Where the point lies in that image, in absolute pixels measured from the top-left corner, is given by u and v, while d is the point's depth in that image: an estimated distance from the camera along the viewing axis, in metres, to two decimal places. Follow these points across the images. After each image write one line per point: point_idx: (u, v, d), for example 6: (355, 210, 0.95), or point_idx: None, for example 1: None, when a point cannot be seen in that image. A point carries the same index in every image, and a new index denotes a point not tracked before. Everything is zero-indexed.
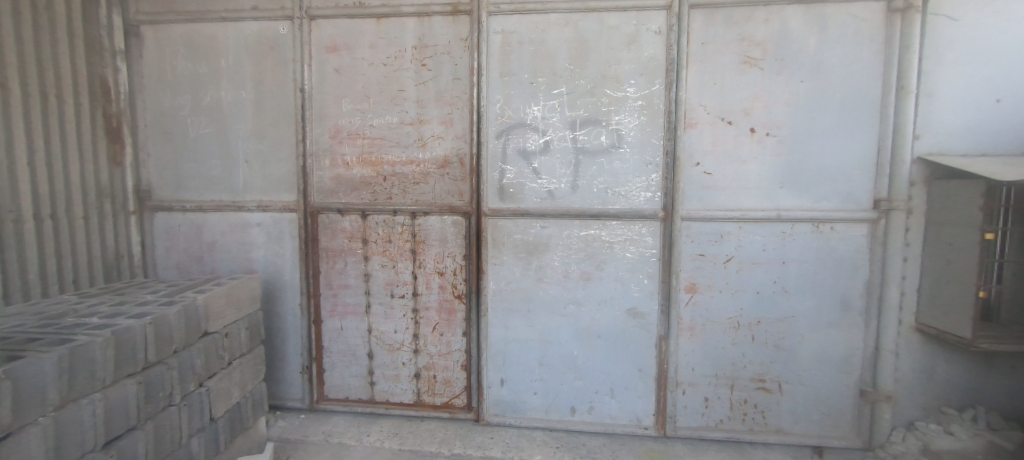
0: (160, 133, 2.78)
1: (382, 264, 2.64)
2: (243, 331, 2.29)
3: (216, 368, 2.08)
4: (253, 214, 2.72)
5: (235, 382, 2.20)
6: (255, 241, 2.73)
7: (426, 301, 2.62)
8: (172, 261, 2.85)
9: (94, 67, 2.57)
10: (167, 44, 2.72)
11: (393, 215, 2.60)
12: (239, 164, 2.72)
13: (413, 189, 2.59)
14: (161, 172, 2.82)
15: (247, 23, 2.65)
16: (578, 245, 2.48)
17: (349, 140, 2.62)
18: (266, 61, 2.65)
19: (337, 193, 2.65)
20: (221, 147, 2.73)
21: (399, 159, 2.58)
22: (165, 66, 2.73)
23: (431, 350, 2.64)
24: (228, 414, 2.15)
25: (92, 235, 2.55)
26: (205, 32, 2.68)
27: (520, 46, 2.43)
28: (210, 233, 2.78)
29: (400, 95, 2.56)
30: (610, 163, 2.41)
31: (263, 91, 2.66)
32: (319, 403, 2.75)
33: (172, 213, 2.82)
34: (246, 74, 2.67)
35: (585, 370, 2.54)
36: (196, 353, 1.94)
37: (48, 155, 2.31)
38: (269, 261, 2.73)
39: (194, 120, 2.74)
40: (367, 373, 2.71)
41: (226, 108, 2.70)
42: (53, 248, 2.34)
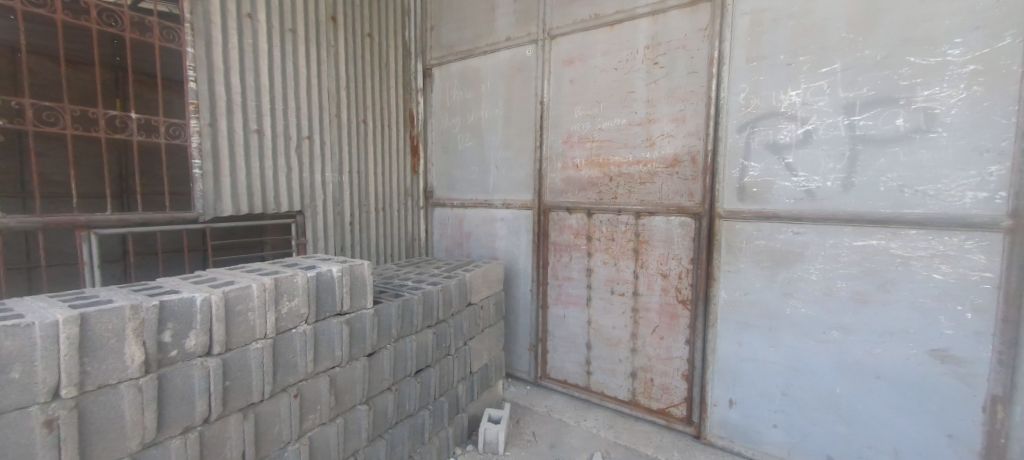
0: (441, 148, 3.65)
1: (604, 261, 2.76)
2: (492, 306, 2.80)
3: (475, 331, 2.60)
4: (499, 210, 3.27)
5: (485, 346, 2.70)
6: (500, 233, 3.28)
7: (647, 301, 2.60)
8: (443, 245, 3.71)
9: (407, 103, 3.61)
10: (448, 79, 3.54)
11: (617, 214, 2.68)
12: (491, 169, 3.32)
13: (639, 189, 2.60)
14: (440, 177, 3.68)
15: (502, 52, 3.19)
16: (849, 257, 1.99)
17: (579, 144, 2.83)
18: (515, 81, 3.13)
19: (566, 193, 2.91)
20: (479, 156, 3.39)
21: (626, 160, 2.64)
22: (446, 96, 3.57)
23: (649, 352, 2.61)
24: (480, 370, 2.67)
25: (400, 223, 3.59)
26: (473, 65, 3.37)
27: (776, 23, 2.11)
28: (469, 224, 3.49)
29: (631, 97, 2.60)
30: (911, 152, 1.84)
31: (512, 107, 3.16)
32: (542, 379, 3.11)
33: (446, 208, 3.66)
34: (499, 95, 3.23)
35: (851, 415, 2.03)
36: (465, 317, 2.47)
37: (382, 167, 3.38)
38: (509, 250, 3.23)
39: (462, 136, 3.48)
40: (585, 361, 2.89)
41: (484, 124, 3.33)
42: (382, 230, 3.40)
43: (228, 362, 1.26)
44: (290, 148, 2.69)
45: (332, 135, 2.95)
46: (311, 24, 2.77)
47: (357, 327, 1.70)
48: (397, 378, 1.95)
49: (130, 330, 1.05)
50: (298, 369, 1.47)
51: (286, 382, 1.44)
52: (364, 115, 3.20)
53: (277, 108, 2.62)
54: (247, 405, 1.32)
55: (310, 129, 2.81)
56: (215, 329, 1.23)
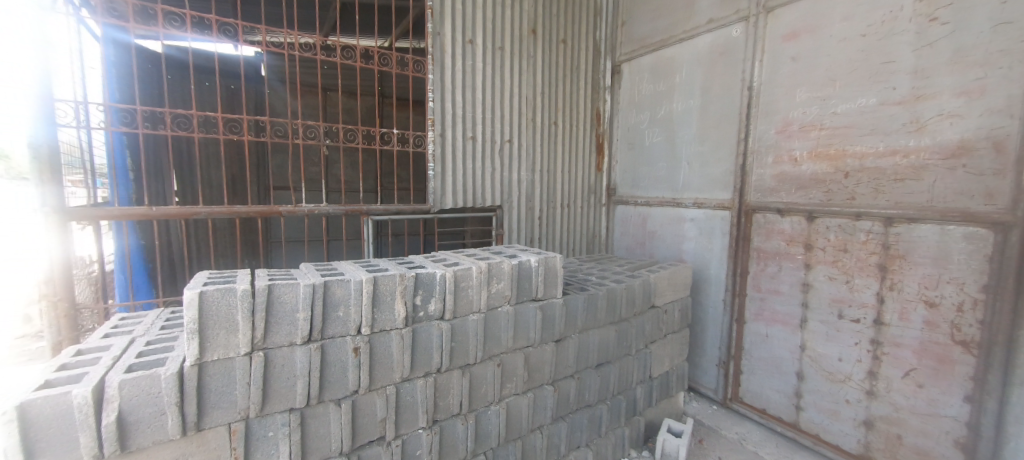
0: (627, 144, 3.54)
1: (828, 276, 2.25)
2: (677, 312, 2.63)
3: (658, 335, 2.49)
4: (690, 209, 2.99)
5: (667, 352, 2.57)
6: (689, 234, 2.99)
7: (898, 334, 2.00)
8: (624, 243, 3.61)
9: (594, 102, 3.68)
10: (639, 73, 3.41)
11: (855, 220, 2.14)
12: (683, 165, 3.04)
13: (892, 188, 2.00)
14: (624, 175, 3.59)
15: (703, 36, 2.88)
16: None
17: (802, 133, 2.34)
18: (716, 67, 2.80)
19: (779, 193, 2.46)
20: (670, 151, 3.14)
21: (874, 151, 2.06)
22: (635, 91, 3.44)
23: (896, 400, 2.02)
24: (660, 377, 2.55)
25: (582, 219, 3.71)
26: (666, 55, 3.17)
27: None
28: (654, 224, 3.29)
29: (886, 69, 2.01)
30: None
31: (711, 96, 2.84)
32: (732, 401, 2.76)
33: (629, 206, 3.55)
34: (696, 84, 2.94)
35: None
36: (648, 319, 2.39)
37: (568, 165, 3.56)
38: (699, 254, 2.93)
39: (651, 130, 3.30)
40: (793, 392, 2.44)
41: (677, 117, 3.09)
42: (565, 225, 3.59)
43: (455, 326, 1.56)
44: (495, 151, 3.11)
45: (528, 138, 3.27)
46: (516, 39, 3.12)
47: (549, 314, 1.85)
48: (579, 368, 2.03)
49: (399, 292, 1.41)
50: (501, 343, 1.71)
51: (492, 352, 1.69)
52: (555, 117, 3.43)
53: (487, 118, 3.05)
54: (465, 365, 1.61)
55: (511, 133, 3.17)
56: (447, 299, 1.54)
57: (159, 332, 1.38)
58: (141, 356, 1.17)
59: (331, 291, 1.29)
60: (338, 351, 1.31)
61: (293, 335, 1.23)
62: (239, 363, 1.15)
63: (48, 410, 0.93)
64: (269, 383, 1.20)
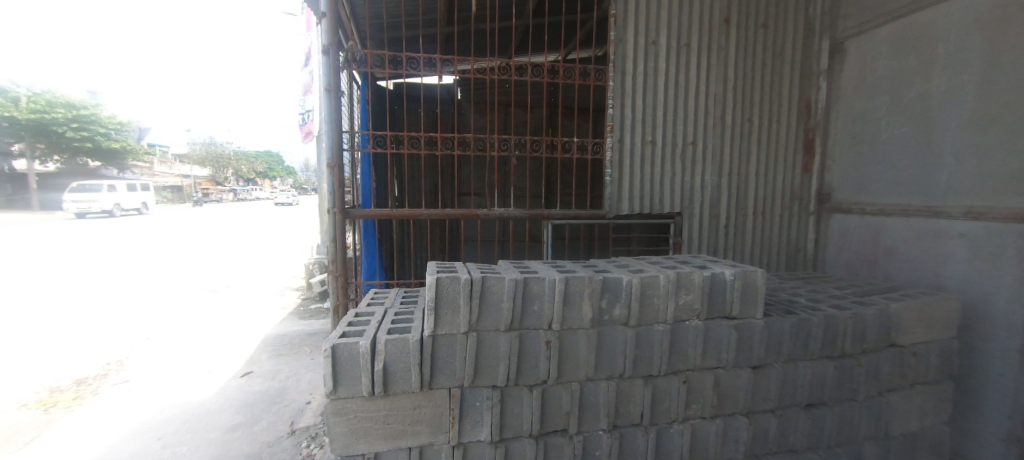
0: (851, 140, 2.84)
1: None
2: (933, 356, 1.99)
3: (899, 383, 1.93)
4: (956, 222, 2.20)
5: (915, 407, 1.97)
6: (955, 254, 2.21)
7: None
8: (843, 261, 2.93)
9: (804, 91, 3.09)
10: (871, 50, 2.69)
11: None
12: (945, 163, 2.26)
13: None
14: (845, 176, 2.89)
15: None
16: None
17: None
18: (1014, 26, 1.96)
19: None
20: (924, 146, 2.36)
21: None
22: (866, 72, 2.73)
23: None
24: (902, 438, 1.97)
25: (783, 229, 3.16)
26: (918, 22, 2.39)
27: None
28: (892, 238, 2.55)
29: None
30: None
31: (1001, 68, 2.01)
32: None
33: (851, 215, 2.86)
34: (972, 53, 2.14)
35: None
36: (884, 359, 1.87)
37: (765, 167, 3.09)
38: (971, 282, 2.13)
39: (892, 120, 2.55)
40: None
41: (936, 101, 2.30)
42: (758, 236, 3.13)
43: (640, 334, 1.54)
44: (676, 155, 2.93)
45: (715, 138, 2.97)
46: (705, 32, 2.88)
47: (746, 335, 1.64)
48: (783, 404, 1.74)
49: (587, 293, 1.47)
50: (688, 359, 1.60)
51: (677, 368, 1.59)
52: (750, 113, 3.02)
53: (668, 120, 2.90)
54: (648, 376, 1.57)
55: (695, 134, 2.94)
56: (633, 305, 1.52)
57: (401, 307, 1.76)
58: (394, 324, 1.53)
59: (529, 287, 1.44)
60: (533, 343, 1.45)
61: (499, 322, 1.41)
62: (460, 339, 1.38)
63: (346, 352, 1.30)
64: (480, 360, 1.41)
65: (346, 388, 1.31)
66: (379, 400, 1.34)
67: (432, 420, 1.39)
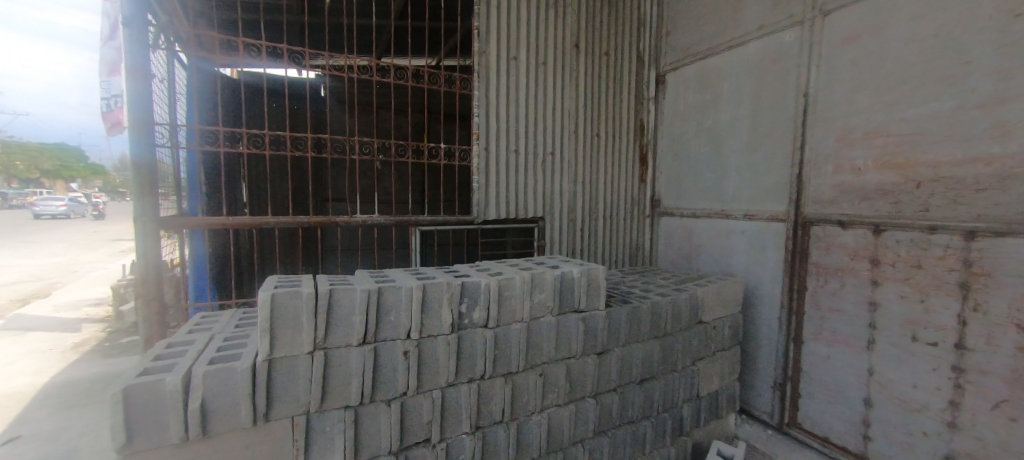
0: (671, 156, 3.45)
1: (900, 295, 2.03)
2: (727, 328, 2.53)
3: (705, 352, 2.41)
4: (739, 222, 2.84)
5: (716, 370, 2.47)
6: (738, 247, 2.85)
7: (984, 362, 1.77)
8: (669, 256, 3.49)
9: (638, 113, 3.64)
10: (683, 84, 3.33)
11: (930, 233, 1.92)
12: (731, 176, 2.91)
13: (972, 199, 1.79)
14: (669, 186, 3.49)
15: (753, 43, 2.75)
16: None
17: (864, 140, 2.16)
18: (769, 73, 2.65)
19: (839, 204, 2.27)
20: (718, 162, 3.01)
21: (950, 158, 1.86)
22: (680, 101, 3.35)
23: (984, 434, 1.78)
24: (709, 397, 2.46)
25: (626, 230, 3.66)
26: (714, 65, 3.04)
27: None
28: (700, 237, 3.16)
29: (962, 70, 1.82)
30: None
31: (762, 104, 2.69)
32: (789, 426, 2.55)
33: (673, 218, 3.45)
34: (745, 93, 2.81)
35: None
36: (694, 334, 2.31)
37: (611, 177, 3.54)
38: (750, 268, 2.77)
39: (698, 141, 3.18)
40: (859, 420, 2.21)
41: (725, 127, 2.96)
42: (607, 238, 3.55)
43: (498, 335, 1.60)
44: (538, 164, 3.16)
45: (570, 150, 3.30)
46: (559, 54, 3.18)
47: (591, 325, 1.85)
48: (623, 381, 2.00)
49: (445, 299, 1.47)
50: (543, 353, 1.72)
51: (534, 362, 1.70)
52: (597, 129, 3.43)
53: (530, 131, 3.11)
54: (507, 373, 1.64)
55: (554, 146, 3.22)
56: (492, 308, 1.58)
57: (233, 330, 1.51)
58: (220, 351, 1.31)
59: (384, 297, 1.38)
60: (389, 355, 1.39)
61: (350, 338, 1.32)
62: (303, 360, 1.25)
63: (146, 393, 1.07)
64: (328, 380, 1.30)
65: (146, 438, 1.07)
66: (197, 444, 1.13)
67: (269, 457, 1.23)
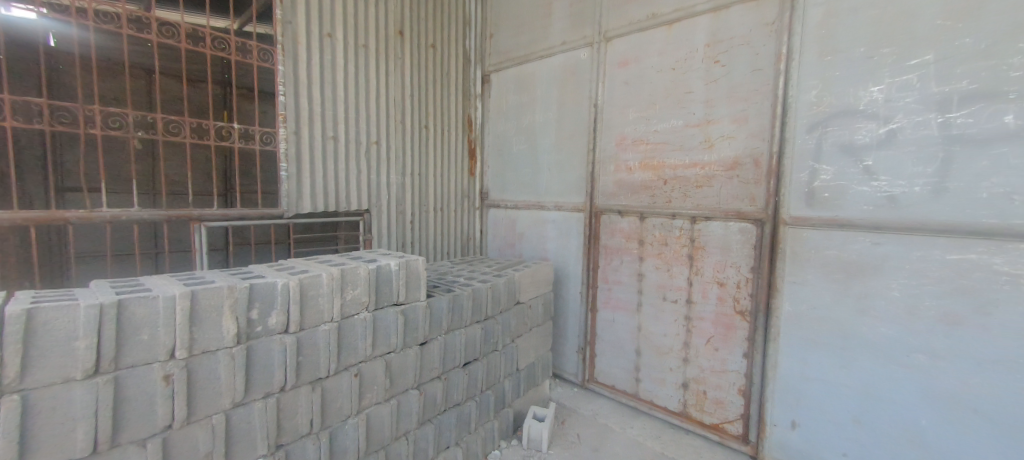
0: (496, 152, 3.69)
1: (655, 267, 2.64)
2: (540, 305, 2.87)
3: (523, 330, 2.69)
4: (550, 212, 3.24)
5: (532, 344, 2.79)
6: (550, 234, 3.25)
7: (701, 310, 2.44)
8: (496, 245, 3.74)
9: (466, 109, 3.73)
10: (504, 86, 3.58)
11: (671, 219, 2.55)
12: (543, 171, 3.29)
13: (694, 193, 2.44)
14: (495, 179, 3.72)
15: (557, 56, 3.15)
16: (937, 273, 1.73)
17: (633, 146, 2.72)
18: (569, 84, 3.08)
19: (618, 196, 2.81)
20: (533, 159, 3.36)
21: (682, 162, 2.49)
22: (502, 101, 3.61)
23: (702, 363, 2.46)
24: (527, 369, 2.76)
25: (458, 222, 3.74)
26: (528, 70, 3.37)
27: (853, 13, 1.89)
28: (521, 226, 3.48)
29: (687, 97, 2.46)
30: (1018, 155, 1.56)
31: (565, 110, 3.11)
32: (589, 382, 3.05)
33: (499, 210, 3.70)
34: (552, 99, 3.20)
35: (941, 452, 1.74)
36: (512, 315, 2.57)
37: (440, 170, 3.55)
38: (559, 252, 3.19)
39: (517, 139, 3.48)
40: (632, 367, 2.79)
41: (538, 128, 3.31)
42: (438, 229, 3.56)
43: (301, 339, 1.45)
44: (360, 153, 2.96)
45: (398, 141, 3.19)
46: (381, 39, 3.02)
47: (411, 316, 1.84)
48: (447, 368, 2.07)
49: (226, 306, 1.26)
50: (358, 351, 1.64)
51: (348, 363, 1.61)
52: (426, 121, 3.40)
53: (350, 117, 2.89)
54: (315, 379, 1.51)
55: (378, 134, 3.06)
56: (292, 310, 1.42)
57: None
58: None
59: (127, 312, 1.10)
60: (139, 383, 1.12)
61: (68, 370, 1.03)
62: None
63: None
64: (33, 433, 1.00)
65: None
66: None
67: None
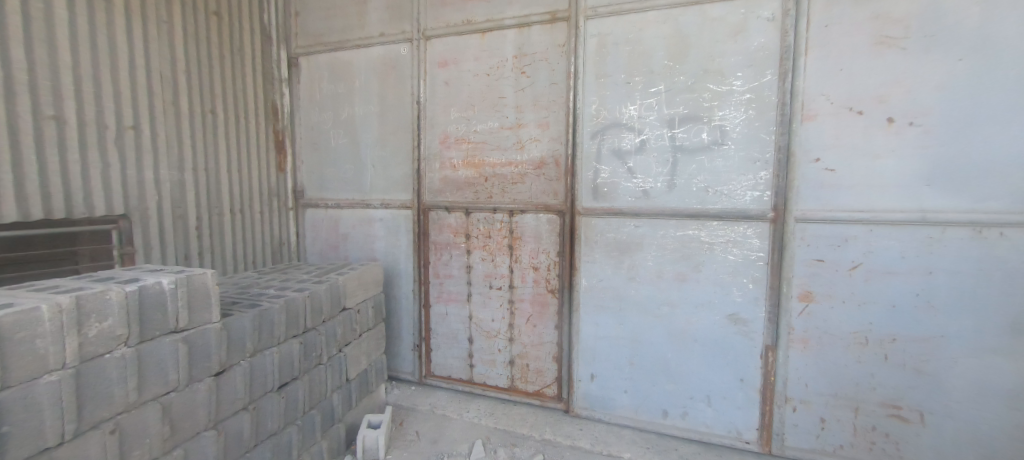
0: (311, 145, 3.30)
1: (482, 258, 2.83)
2: (370, 309, 2.76)
3: (350, 337, 2.55)
4: (377, 210, 3.10)
5: (362, 351, 2.65)
6: (378, 234, 3.11)
7: (521, 293, 2.74)
8: (317, 248, 3.37)
9: (267, 93, 3.17)
10: (316, 71, 3.23)
11: (493, 212, 2.76)
12: (367, 168, 3.11)
13: (511, 189, 2.71)
14: (310, 176, 3.33)
15: (376, 47, 3.01)
16: (673, 245, 2.36)
17: (456, 144, 2.83)
18: (390, 79, 2.99)
19: (444, 193, 2.89)
20: (355, 154, 3.14)
21: (499, 161, 2.72)
22: (314, 89, 3.24)
23: (524, 340, 2.76)
24: (358, 378, 2.61)
25: (264, 226, 3.16)
26: (344, 58, 3.13)
27: (616, 47, 2.40)
28: (345, 226, 3.23)
29: (501, 102, 2.69)
30: (711, 161, 2.25)
31: (387, 105, 3.01)
32: (426, 377, 3.07)
33: (317, 209, 3.33)
34: (372, 92, 3.05)
35: (680, 375, 2.41)
36: (337, 323, 2.43)
37: (237, 164, 2.92)
38: (388, 251, 3.09)
39: (335, 132, 3.20)
40: (466, 355, 2.94)
41: (358, 121, 3.11)
42: (239, 235, 2.93)
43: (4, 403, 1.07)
44: (106, 140, 2.18)
45: (169, 127, 2.47)
46: None
47: (198, 344, 1.57)
48: (256, 395, 1.86)
49: None
50: (114, 401, 1.30)
51: (97, 417, 1.26)
52: (213, 103, 2.73)
53: (83, 89, 2.09)
54: (36, 452, 1.13)
55: (135, 117, 2.31)
56: None
57: None
58: None
59: None
60: None
61: None
62: None
63: None
64: None
65: None
66: None
67: None
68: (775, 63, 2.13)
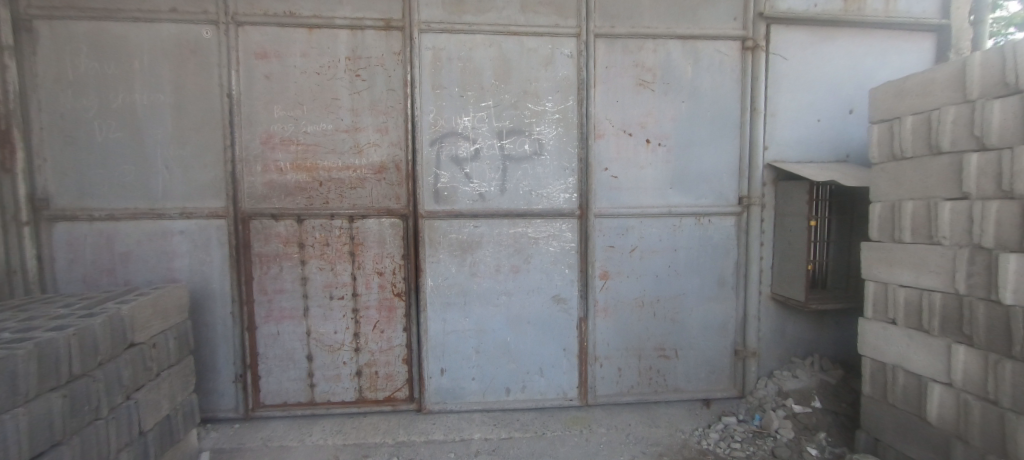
0: (60, 138, 2.49)
1: (320, 268, 2.65)
2: (171, 341, 2.28)
3: (143, 380, 2.06)
4: (175, 221, 2.57)
5: (163, 394, 2.18)
6: (179, 249, 2.58)
7: (366, 300, 2.68)
8: (77, 275, 2.55)
9: None
10: (67, 43, 2.47)
11: (330, 219, 2.63)
12: (158, 170, 2.55)
13: (350, 194, 2.63)
14: (61, 179, 2.51)
15: (165, 25, 2.51)
16: (507, 242, 2.70)
17: (282, 146, 2.58)
18: (188, 64, 2.52)
19: (270, 199, 2.60)
20: (138, 152, 2.53)
21: (335, 165, 2.61)
22: (64, 65, 2.47)
23: (371, 347, 2.71)
24: (158, 427, 2.14)
25: None
26: (114, 31, 2.49)
27: (450, 62, 2.60)
28: (125, 243, 2.56)
29: (335, 103, 2.59)
30: (533, 168, 2.67)
31: (185, 95, 2.53)
32: (254, 411, 2.68)
33: (77, 223, 2.53)
34: (163, 78, 2.52)
35: (518, 354, 2.76)
36: (123, 364, 1.93)
37: None
38: (195, 270, 2.59)
39: (104, 123, 2.51)
40: (305, 375, 2.70)
41: (142, 112, 2.52)
42: None
43: None
44: None
45: None
46: None
47: None
48: None
49: None
50: None
51: None
52: None
53: None
54: None
55: None
56: None
57: None
58: None
59: None
60: None
61: None
62: None
63: None
64: None
65: None
66: None
67: None
68: (574, 92, 2.67)
